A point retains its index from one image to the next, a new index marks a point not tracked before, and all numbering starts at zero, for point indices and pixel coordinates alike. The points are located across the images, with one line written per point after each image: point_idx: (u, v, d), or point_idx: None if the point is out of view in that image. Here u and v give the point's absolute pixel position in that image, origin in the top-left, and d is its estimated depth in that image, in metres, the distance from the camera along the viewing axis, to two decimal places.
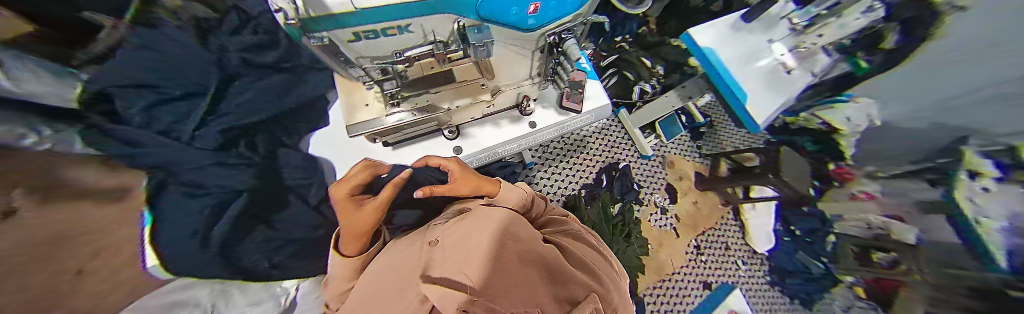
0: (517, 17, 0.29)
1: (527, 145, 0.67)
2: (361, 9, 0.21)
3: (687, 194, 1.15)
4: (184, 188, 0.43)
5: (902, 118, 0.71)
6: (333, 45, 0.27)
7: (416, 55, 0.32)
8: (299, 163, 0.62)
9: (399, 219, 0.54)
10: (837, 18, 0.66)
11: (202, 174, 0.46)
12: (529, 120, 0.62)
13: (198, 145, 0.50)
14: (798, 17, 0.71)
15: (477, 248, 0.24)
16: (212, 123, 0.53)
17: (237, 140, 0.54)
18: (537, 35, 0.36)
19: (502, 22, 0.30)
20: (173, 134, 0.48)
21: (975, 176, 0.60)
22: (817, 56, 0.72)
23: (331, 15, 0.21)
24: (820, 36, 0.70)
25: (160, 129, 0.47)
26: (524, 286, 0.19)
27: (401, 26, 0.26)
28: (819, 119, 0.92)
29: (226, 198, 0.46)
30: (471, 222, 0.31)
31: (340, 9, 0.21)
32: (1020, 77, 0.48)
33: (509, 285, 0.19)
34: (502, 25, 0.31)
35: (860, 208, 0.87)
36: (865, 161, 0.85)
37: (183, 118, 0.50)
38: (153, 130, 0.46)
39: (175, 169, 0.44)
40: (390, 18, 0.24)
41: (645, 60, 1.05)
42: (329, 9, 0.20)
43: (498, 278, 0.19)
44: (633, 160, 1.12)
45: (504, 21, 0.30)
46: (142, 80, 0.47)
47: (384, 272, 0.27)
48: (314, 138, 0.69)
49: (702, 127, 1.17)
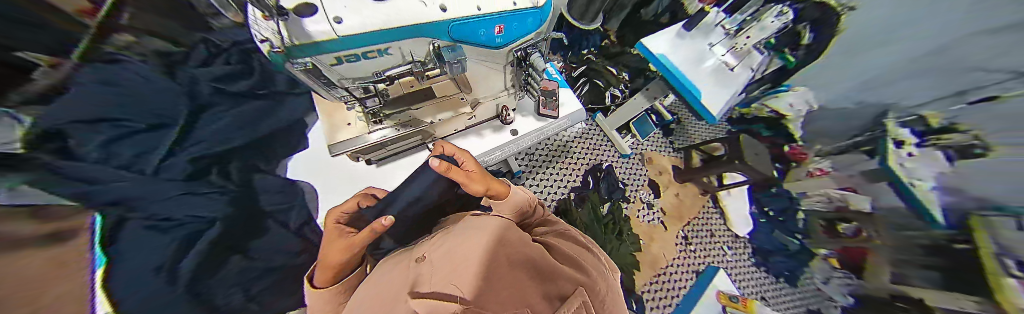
0: (485, 37, 0.33)
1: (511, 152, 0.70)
2: (344, 36, 0.23)
3: (669, 187, 1.21)
4: (147, 221, 0.46)
5: (834, 101, 0.83)
6: (316, 69, 0.28)
7: (397, 73, 0.33)
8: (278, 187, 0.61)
9: None
10: (758, 22, 0.73)
11: (166, 205, 0.49)
12: (510, 128, 0.65)
13: (165, 176, 0.51)
14: (730, 23, 0.80)
15: (467, 253, 0.23)
16: (179, 153, 0.54)
17: (209, 168, 0.56)
18: (504, 52, 0.40)
19: (473, 42, 0.33)
20: (135, 167, 0.49)
21: (900, 144, 0.71)
22: (751, 54, 0.82)
23: (315, 43, 0.23)
24: (749, 38, 0.77)
25: (120, 164, 0.48)
26: (514, 289, 0.18)
27: (381, 50, 0.28)
28: (768, 108, 1.06)
29: (198, 228, 0.50)
30: (460, 232, 0.30)
31: (323, 36, 0.23)
32: (914, 58, 0.60)
33: (499, 290, 0.17)
34: (473, 45, 0.34)
35: (819, 184, 0.97)
36: (812, 142, 0.96)
37: (148, 150, 0.52)
38: (112, 165, 0.47)
39: (138, 203, 0.47)
40: (372, 43, 0.26)
41: (610, 68, 1.17)
42: (313, 37, 0.22)
43: (487, 278, 0.18)
44: (615, 160, 1.18)
45: (475, 42, 0.33)
46: (102, 114, 0.49)
47: (366, 296, 0.25)
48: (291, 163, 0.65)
49: (671, 124, 1.28)
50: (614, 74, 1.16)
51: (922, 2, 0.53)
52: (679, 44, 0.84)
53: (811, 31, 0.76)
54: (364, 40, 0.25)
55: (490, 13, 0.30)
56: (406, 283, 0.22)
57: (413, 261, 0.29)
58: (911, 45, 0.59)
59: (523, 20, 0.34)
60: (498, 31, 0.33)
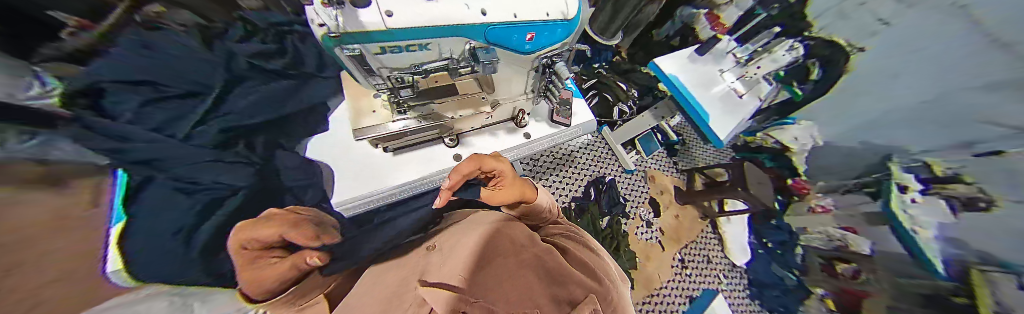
0: (518, 42, 0.35)
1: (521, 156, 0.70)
2: (392, 29, 0.26)
3: (669, 207, 1.21)
4: (175, 182, 0.43)
5: (839, 137, 0.85)
6: (362, 56, 0.30)
7: (433, 68, 0.36)
8: (295, 165, 0.57)
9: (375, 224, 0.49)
10: (769, 54, 0.78)
11: (192, 169, 0.45)
12: (524, 131, 0.66)
13: (195, 143, 0.50)
14: (741, 52, 0.84)
15: (471, 252, 0.27)
16: (213, 119, 0.54)
17: (235, 141, 0.54)
18: (533, 58, 0.41)
19: (507, 47, 0.35)
20: (165, 132, 0.48)
21: (904, 189, 0.74)
22: (761, 84, 0.82)
23: (366, 32, 0.26)
24: (760, 68, 0.80)
25: (153, 127, 0.47)
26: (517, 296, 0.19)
27: (423, 45, 0.30)
28: (773, 139, 1.04)
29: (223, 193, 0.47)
30: (466, 228, 0.35)
31: (374, 27, 0.25)
32: (942, 90, 0.60)
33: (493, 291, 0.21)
34: (505, 49, 0.35)
35: (820, 220, 0.97)
36: (815, 177, 0.97)
37: (179, 117, 0.51)
38: (145, 127, 0.46)
39: (162, 165, 0.43)
40: (417, 37, 0.28)
41: (621, 84, 1.17)
42: (365, 26, 0.25)
43: (486, 284, 0.22)
44: (617, 174, 1.19)
45: (507, 46, 0.35)
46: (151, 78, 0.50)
47: (388, 275, 0.31)
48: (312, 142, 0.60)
49: (677, 145, 1.28)
50: (624, 90, 1.17)
51: (942, 34, 0.56)
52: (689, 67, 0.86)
53: (819, 68, 0.78)
54: (410, 35, 0.28)
55: (527, 21, 0.32)
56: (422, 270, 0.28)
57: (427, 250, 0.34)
58: (928, 79, 0.61)
59: (553, 31, 0.35)
60: (530, 39, 0.35)
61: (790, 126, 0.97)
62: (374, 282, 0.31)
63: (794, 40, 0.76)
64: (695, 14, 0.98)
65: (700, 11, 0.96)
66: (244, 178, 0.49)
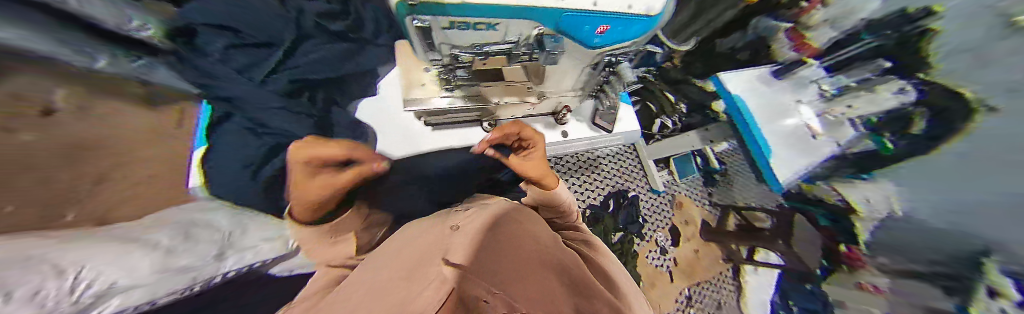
0: (586, 36, 0.32)
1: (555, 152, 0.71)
2: (466, 5, 0.24)
3: (690, 240, 1.13)
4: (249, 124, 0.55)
5: (928, 213, 0.67)
6: (429, 28, 0.29)
7: (493, 51, 0.36)
8: (347, 125, 0.68)
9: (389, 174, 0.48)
10: (870, 93, 0.67)
11: (270, 115, 0.57)
12: (562, 128, 0.68)
13: (270, 89, 0.59)
14: (829, 84, 0.73)
15: (497, 247, 0.30)
16: (282, 70, 0.62)
17: (301, 92, 0.65)
18: (597, 52, 0.38)
19: (572, 38, 0.32)
20: (248, 74, 0.58)
21: (994, 295, 0.60)
22: (844, 127, 0.69)
23: (438, 6, 0.24)
24: (852, 107, 0.68)
25: (239, 69, 0.57)
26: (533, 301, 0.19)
27: (491, 24, 0.29)
28: (835, 195, 0.77)
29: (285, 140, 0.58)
30: (487, 217, 0.37)
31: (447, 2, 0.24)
32: None
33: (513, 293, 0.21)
34: (571, 40, 0.33)
35: (869, 300, 0.83)
36: (880, 249, 0.78)
37: (256, 63, 0.59)
38: (235, 69, 0.56)
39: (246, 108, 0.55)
40: (489, 16, 0.27)
41: (668, 94, 1.07)
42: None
43: (504, 273, 0.25)
44: (642, 191, 1.13)
45: (576, 36, 0.32)
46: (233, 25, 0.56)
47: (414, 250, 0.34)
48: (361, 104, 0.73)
49: (715, 174, 1.12)
50: (671, 102, 1.06)
51: None
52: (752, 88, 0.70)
53: (927, 119, 0.60)
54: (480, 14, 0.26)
55: (606, 11, 0.28)
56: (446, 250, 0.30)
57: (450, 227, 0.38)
58: None
59: (630, 26, 0.31)
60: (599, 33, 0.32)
61: (861, 181, 0.73)
62: (404, 248, 0.35)
63: (907, 81, 0.63)
64: (779, 28, 0.79)
65: (785, 25, 0.78)
66: (306, 129, 0.60)
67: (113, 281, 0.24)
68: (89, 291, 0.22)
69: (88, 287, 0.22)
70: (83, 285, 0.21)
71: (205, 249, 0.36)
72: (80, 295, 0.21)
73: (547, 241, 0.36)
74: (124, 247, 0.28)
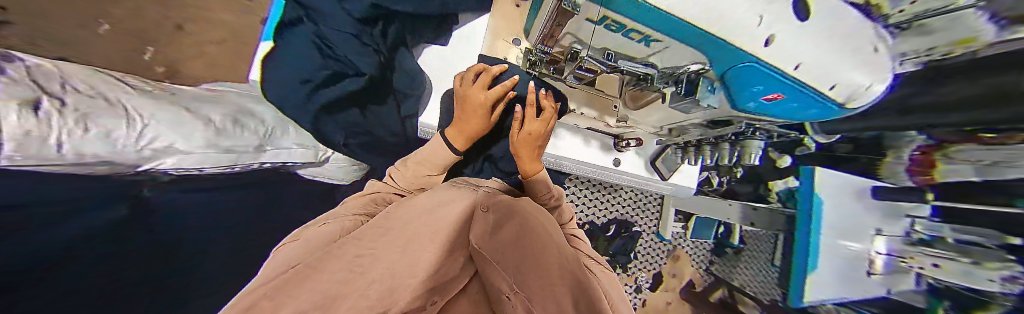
0: (747, 96, 0.28)
1: (601, 169, 0.89)
2: (633, 26, 0.27)
3: (669, 292, 1.22)
4: (319, 45, 0.60)
5: None
6: (593, 22, 0.34)
7: (628, 66, 0.43)
8: (411, 68, 0.70)
9: (465, 138, 0.59)
10: (955, 258, 0.56)
11: (337, 33, 0.60)
12: (616, 156, 0.87)
13: (350, 9, 0.58)
14: (924, 227, 0.62)
15: (523, 244, 0.34)
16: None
17: (377, 19, 0.63)
18: (742, 109, 0.34)
19: (729, 89, 0.29)
20: None
21: None
22: (905, 277, 0.63)
23: (617, 19, 0.27)
24: (935, 265, 0.59)
25: None
26: (543, 286, 0.25)
27: (647, 41, 0.31)
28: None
29: (348, 74, 0.62)
30: (517, 216, 0.42)
31: (613, 17, 0.27)
32: None
33: (530, 276, 0.28)
34: (730, 88, 0.29)
35: None
36: None
37: None
38: None
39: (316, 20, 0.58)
40: (652, 36, 0.28)
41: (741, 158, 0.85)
42: (619, 17, 0.26)
43: (525, 261, 0.31)
44: (647, 231, 1.21)
45: (735, 89, 0.28)
46: None
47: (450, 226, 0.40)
48: (427, 51, 0.74)
49: (729, 247, 1.16)
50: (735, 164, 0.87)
51: None
52: (842, 197, 0.58)
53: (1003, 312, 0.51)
54: (652, 24, 0.22)
55: (803, 84, 0.20)
56: (481, 237, 0.36)
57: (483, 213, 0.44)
58: None
59: (812, 106, 0.25)
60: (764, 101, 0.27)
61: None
62: (443, 220, 0.41)
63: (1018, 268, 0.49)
64: (909, 141, 0.63)
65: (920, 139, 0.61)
66: (371, 67, 0.63)
67: (119, 126, 0.35)
68: (96, 132, 0.32)
69: (95, 132, 0.32)
70: (86, 131, 0.31)
71: (206, 130, 0.46)
72: (99, 133, 0.32)
73: (569, 252, 0.39)
74: (132, 116, 0.37)
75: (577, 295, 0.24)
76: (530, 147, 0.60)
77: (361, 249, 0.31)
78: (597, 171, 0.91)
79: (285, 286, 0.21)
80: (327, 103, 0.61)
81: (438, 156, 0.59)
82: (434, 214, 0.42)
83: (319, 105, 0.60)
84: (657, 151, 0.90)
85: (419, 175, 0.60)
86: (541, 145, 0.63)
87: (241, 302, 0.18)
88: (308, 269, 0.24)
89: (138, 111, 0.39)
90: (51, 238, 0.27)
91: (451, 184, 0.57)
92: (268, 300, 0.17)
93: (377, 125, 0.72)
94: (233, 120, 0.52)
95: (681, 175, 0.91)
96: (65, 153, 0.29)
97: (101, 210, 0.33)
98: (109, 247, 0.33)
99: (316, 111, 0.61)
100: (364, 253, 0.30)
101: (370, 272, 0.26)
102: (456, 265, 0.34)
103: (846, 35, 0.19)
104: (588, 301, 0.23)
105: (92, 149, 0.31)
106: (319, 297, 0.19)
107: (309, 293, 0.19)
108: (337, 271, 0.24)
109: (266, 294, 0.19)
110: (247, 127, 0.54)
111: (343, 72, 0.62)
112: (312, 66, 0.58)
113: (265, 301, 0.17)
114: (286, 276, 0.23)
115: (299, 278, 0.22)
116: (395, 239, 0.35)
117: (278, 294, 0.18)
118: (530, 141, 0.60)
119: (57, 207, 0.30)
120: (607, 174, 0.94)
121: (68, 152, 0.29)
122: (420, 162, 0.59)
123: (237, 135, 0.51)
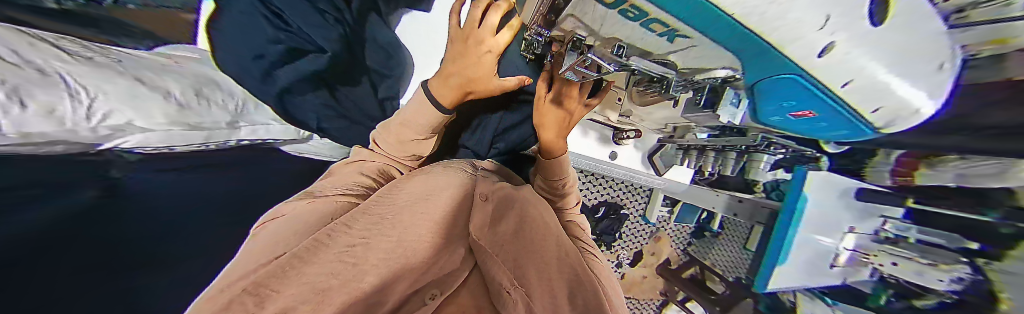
0: (779, 93, 0.28)
1: (604, 164, 0.91)
2: (660, 17, 0.23)
3: (646, 267, 1.36)
4: (269, 14, 0.55)
5: None
6: (607, 6, 0.28)
7: (640, 64, 0.39)
8: (384, 43, 0.72)
9: (444, 92, 0.53)
10: (908, 257, 0.58)
11: (291, 4, 0.57)
12: (613, 149, 0.90)
13: None
14: (895, 226, 0.61)
15: (520, 238, 0.38)
16: None
17: None
18: (765, 101, 0.34)
19: (759, 84, 0.29)
20: None
21: None
22: (860, 270, 0.69)
23: (644, 7, 0.22)
24: (894, 265, 0.60)
25: None
26: (547, 290, 0.29)
27: (662, 32, 0.27)
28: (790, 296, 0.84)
29: (310, 49, 0.60)
30: (516, 209, 0.44)
31: (639, 5, 0.22)
32: None
33: (533, 277, 0.31)
34: (765, 85, 0.28)
35: None
36: None
37: None
38: None
39: None
40: (676, 29, 0.24)
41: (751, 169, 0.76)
42: (647, 7, 0.22)
43: (523, 260, 0.33)
44: (634, 214, 1.27)
45: (772, 87, 0.27)
46: None
47: (443, 211, 0.39)
48: (405, 17, 0.79)
49: (707, 232, 1.26)
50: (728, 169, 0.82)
51: None
52: (831, 202, 0.59)
53: (937, 303, 0.54)
54: (678, 10, 0.19)
55: (829, 89, 0.21)
56: (480, 229, 0.36)
57: (480, 203, 0.42)
58: None
59: (830, 112, 0.27)
60: (796, 116, 0.33)
61: (821, 303, 0.76)
62: (435, 207, 0.39)
63: (970, 272, 0.48)
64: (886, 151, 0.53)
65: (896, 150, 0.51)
66: (332, 43, 0.61)
67: (62, 102, 0.27)
68: (35, 109, 0.24)
69: (34, 109, 0.24)
70: (25, 107, 0.23)
71: (166, 106, 0.39)
72: (39, 110, 0.24)
73: (566, 244, 0.42)
74: (72, 88, 0.29)
75: (574, 297, 0.29)
76: (555, 113, 0.58)
77: (353, 237, 0.29)
78: (596, 168, 0.95)
79: (269, 278, 0.19)
80: (289, 85, 0.59)
81: (424, 117, 0.55)
82: (428, 201, 0.41)
83: (279, 87, 0.58)
84: (656, 146, 0.94)
85: (406, 139, 0.57)
86: (571, 120, 0.60)
87: (221, 296, 0.17)
88: (294, 258, 0.23)
89: (78, 79, 0.30)
90: (17, 235, 0.23)
91: (446, 168, 0.55)
92: (250, 294, 0.16)
93: (353, 109, 0.70)
94: (194, 91, 0.45)
95: (675, 171, 0.95)
96: (3, 133, 0.22)
97: (62, 198, 0.29)
98: (79, 249, 0.28)
99: (279, 92, 0.58)
100: (357, 242, 0.28)
101: (363, 263, 0.25)
102: (455, 257, 0.33)
103: (919, 51, 0.17)
104: (583, 296, 0.29)
105: (36, 128, 0.24)
106: (308, 292, 0.18)
107: (296, 286, 0.18)
108: (328, 261, 0.23)
109: (251, 286, 0.17)
110: (213, 96, 0.48)
111: (301, 47, 0.59)
112: (261, 39, 0.54)
113: (247, 296, 0.16)
114: (275, 262, 0.22)
115: (284, 268, 0.21)
116: (386, 225, 0.33)
117: (262, 287, 0.17)
118: (555, 107, 0.58)
119: (21, 196, 0.25)
120: (606, 171, 0.97)
121: (11, 131, 0.22)
122: (404, 123, 0.56)
123: (205, 111, 0.45)
